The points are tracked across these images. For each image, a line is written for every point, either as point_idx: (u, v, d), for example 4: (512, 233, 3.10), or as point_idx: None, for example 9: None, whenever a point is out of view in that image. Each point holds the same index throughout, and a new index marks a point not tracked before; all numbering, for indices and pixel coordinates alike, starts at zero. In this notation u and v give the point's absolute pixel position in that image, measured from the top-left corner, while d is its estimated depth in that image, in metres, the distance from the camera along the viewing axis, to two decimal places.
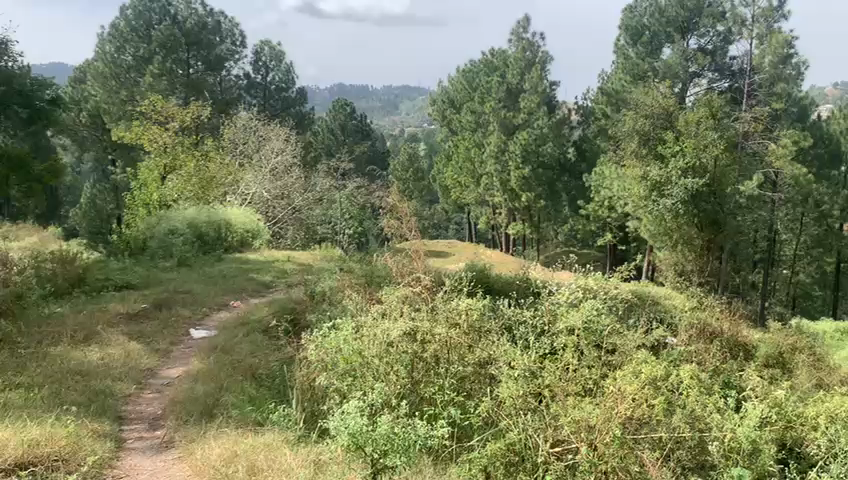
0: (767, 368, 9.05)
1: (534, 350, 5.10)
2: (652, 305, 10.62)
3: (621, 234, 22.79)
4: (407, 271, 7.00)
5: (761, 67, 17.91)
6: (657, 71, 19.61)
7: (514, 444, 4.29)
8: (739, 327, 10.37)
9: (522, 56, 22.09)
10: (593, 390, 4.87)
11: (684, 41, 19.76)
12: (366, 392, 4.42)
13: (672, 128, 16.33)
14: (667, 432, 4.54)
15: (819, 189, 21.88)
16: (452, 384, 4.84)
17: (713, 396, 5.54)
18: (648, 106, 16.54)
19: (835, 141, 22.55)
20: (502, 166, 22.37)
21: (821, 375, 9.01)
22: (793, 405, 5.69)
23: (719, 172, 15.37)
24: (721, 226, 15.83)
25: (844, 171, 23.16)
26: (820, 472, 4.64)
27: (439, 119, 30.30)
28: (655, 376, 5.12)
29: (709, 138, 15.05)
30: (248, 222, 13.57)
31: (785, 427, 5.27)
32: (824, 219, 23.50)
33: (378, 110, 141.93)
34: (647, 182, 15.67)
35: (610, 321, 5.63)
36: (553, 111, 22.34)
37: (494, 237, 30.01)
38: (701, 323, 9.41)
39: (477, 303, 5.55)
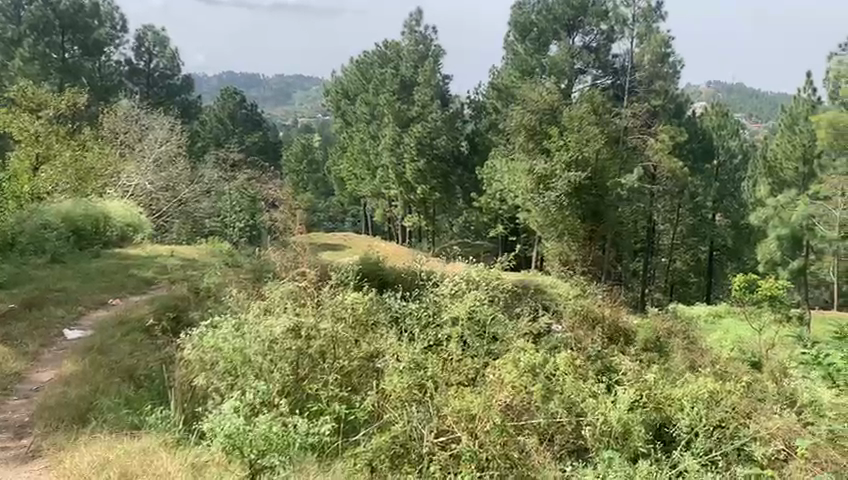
0: (646, 351, 9.53)
1: (419, 342, 5.10)
2: (538, 295, 10.97)
3: (513, 225, 23.36)
4: (293, 265, 6.86)
5: (642, 64, 19.07)
6: (545, 66, 20.22)
7: (398, 436, 4.30)
8: (620, 313, 10.85)
9: (415, 48, 22.27)
10: (474, 381, 4.95)
11: (569, 39, 20.28)
12: (246, 393, 4.34)
13: (558, 123, 16.92)
14: (543, 418, 4.73)
15: (694, 181, 23.21)
16: (336, 380, 4.78)
17: (589, 381, 5.76)
18: (534, 101, 17.09)
19: (708, 137, 24.04)
20: (396, 158, 22.41)
21: (696, 355, 9.55)
22: (663, 387, 5.97)
23: (600, 165, 16.10)
24: (602, 217, 16.67)
25: (716, 164, 24.72)
26: (683, 452, 4.98)
27: (333, 110, 29.98)
28: (534, 363, 5.25)
29: (591, 132, 15.75)
30: (128, 215, 13.10)
31: (655, 409, 5.55)
32: (699, 210, 24.99)
33: (271, 100, 138.92)
34: (534, 175, 16.13)
35: (493, 310, 5.71)
36: (446, 104, 22.59)
37: (390, 229, 30.05)
38: (584, 310, 9.81)
39: (364, 296, 5.46)
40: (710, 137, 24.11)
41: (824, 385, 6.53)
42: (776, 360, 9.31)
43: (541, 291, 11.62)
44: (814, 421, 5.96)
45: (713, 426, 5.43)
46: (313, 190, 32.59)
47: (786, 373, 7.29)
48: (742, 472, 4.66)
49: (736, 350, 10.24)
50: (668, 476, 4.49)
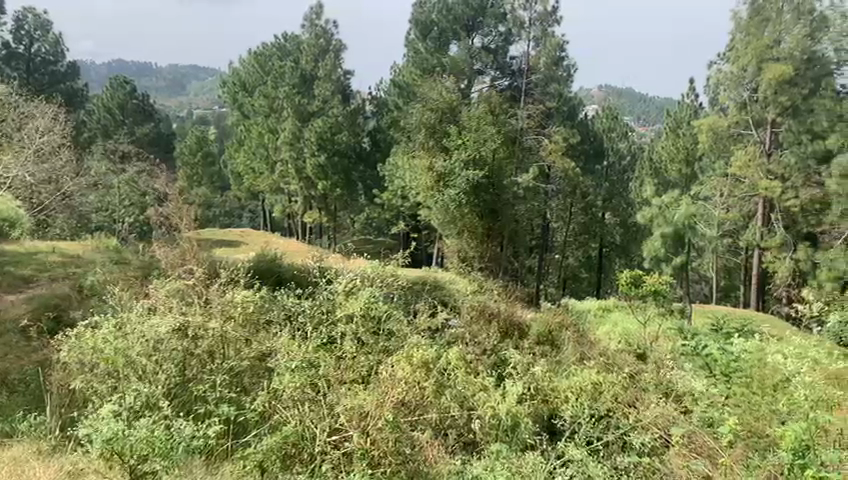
0: (539, 344, 9.83)
1: (311, 340, 4.99)
2: (436, 291, 11.14)
3: (413, 222, 23.46)
4: (179, 262, 6.65)
5: (536, 67, 19.44)
6: (445, 66, 20.50)
7: (289, 437, 4.25)
8: (515, 308, 11.10)
9: (316, 42, 22.01)
10: (366, 378, 4.93)
11: (469, 39, 20.79)
12: (126, 395, 4.15)
13: (457, 122, 17.12)
14: (436, 414, 4.80)
15: (586, 181, 24.17)
16: (225, 380, 4.67)
17: (480, 375, 5.85)
18: (435, 100, 17.33)
19: (598, 138, 25.09)
20: (297, 153, 22.06)
21: (586, 346, 9.93)
22: (551, 380, 6.13)
23: (497, 165, 16.41)
24: (499, 214, 16.96)
25: (606, 165, 25.79)
26: (569, 443, 5.16)
27: (230, 102, 29.15)
28: (428, 358, 5.27)
29: (488, 132, 16.04)
30: (4, 209, 12.27)
31: (542, 402, 5.78)
32: (591, 208, 26.01)
33: (164, 91, 133.50)
34: (434, 173, 16.27)
35: (388, 306, 5.67)
36: (347, 100, 22.34)
37: (289, 225, 29.59)
38: (481, 305, 10.07)
39: (254, 294, 5.35)
40: (600, 139, 25.13)
41: (702, 375, 6.89)
42: (659, 351, 9.80)
43: (440, 286, 11.74)
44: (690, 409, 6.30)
45: (595, 418, 5.70)
46: (210, 184, 31.47)
47: (666, 361, 7.66)
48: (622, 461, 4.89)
49: (623, 342, 10.69)
50: (552, 467, 4.63)
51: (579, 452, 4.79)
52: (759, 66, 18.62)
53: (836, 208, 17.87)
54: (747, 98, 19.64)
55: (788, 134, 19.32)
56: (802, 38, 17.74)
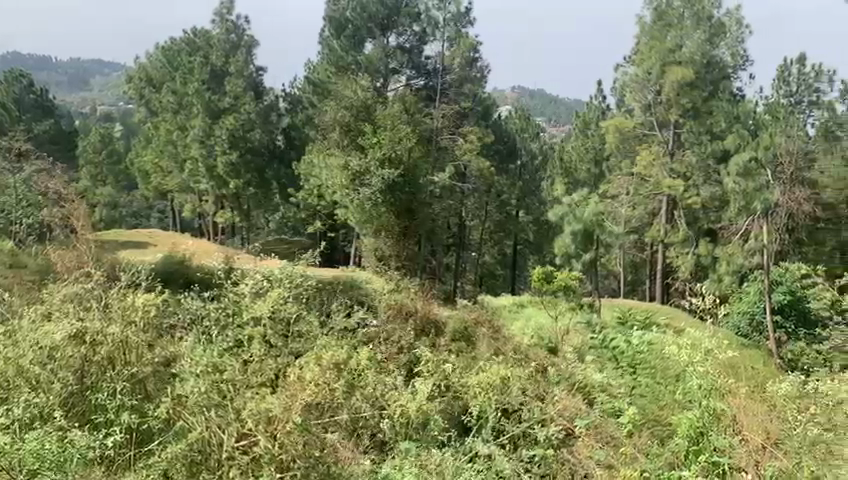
0: (455, 341, 9.95)
1: (216, 344, 4.84)
2: (352, 291, 11.13)
3: (331, 222, 23.27)
4: (75, 266, 6.39)
5: (452, 67, 20.26)
6: (359, 63, 20.18)
7: (194, 443, 4.12)
8: (433, 306, 11.16)
9: (227, 37, 21.57)
10: (274, 382, 4.84)
11: (384, 38, 20.34)
12: (16, 406, 3.96)
13: (371, 121, 17.10)
14: (347, 415, 4.79)
15: (500, 180, 24.65)
16: (126, 387, 4.48)
17: (390, 374, 5.85)
18: (348, 98, 17.28)
19: (512, 138, 25.27)
20: (208, 151, 21.44)
21: (501, 342, 10.07)
22: (460, 376, 6.16)
23: (412, 164, 16.41)
24: (415, 213, 16.98)
25: (519, 164, 26.30)
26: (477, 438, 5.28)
27: (136, 98, 27.99)
28: (338, 359, 5.23)
29: (402, 131, 16.06)
30: None
31: (453, 398, 5.84)
32: (505, 207, 26.58)
33: (65, 86, 127.19)
34: (349, 172, 16.05)
35: (297, 307, 5.57)
36: (259, 96, 22.06)
37: (201, 226, 28.83)
38: (398, 304, 10.16)
39: (157, 297, 5.19)
40: (513, 139, 25.29)
41: (611, 364, 7.09)
42: (570, 344, 10.14)
43: (357, 286, 11.67)
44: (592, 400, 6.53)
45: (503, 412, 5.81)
46: (116, 184, 30.28)
47: (577, 355, 7.86)
48: (526, 455, 5.10)
49: (536, 336, 10.94)
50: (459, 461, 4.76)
51: (487, 449, 4.91)
52: (663, 69, 19.37)
53: (734, 205, 18.77)
54: (651, 100, 20.44)
55: (689, 135, 20.32)
56: (700, 43, 18.76)
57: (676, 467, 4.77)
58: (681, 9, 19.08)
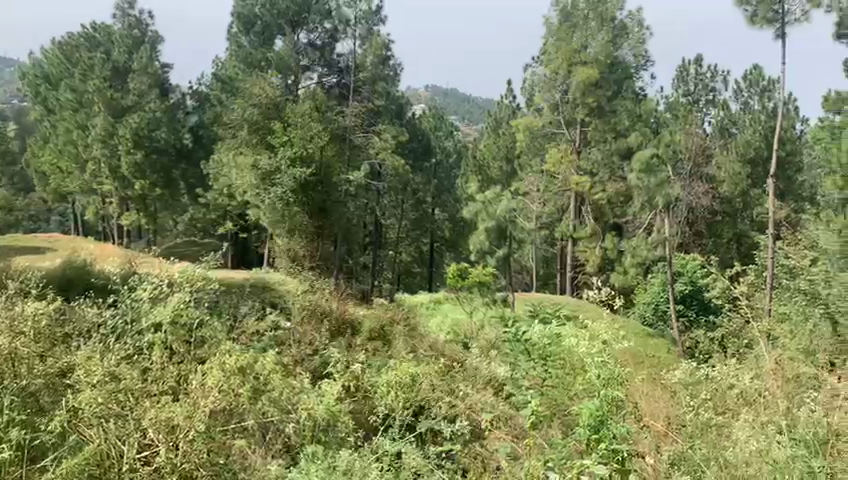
0: (371, 340, 9.87)
1: (114, 353, 4.66)
2: (264, 293, 10.92)
3: (243, 223, 22.76)
4: None
5: (365, 65, 20.79)
6: (269, 61, 19.69)
7: (91, 457, 3.89)
8: (348, 306, 11.07)
9: (130, 33, 21.12)
10: (176, 389, 4.72)
11: (294, 35, 19.76)
12: None
13: (281, 119, 16.84)
14: (254, 420, 4.71)
15: (415, 178, 24.77)
16: (17, 401, 4.24)
17: (297, 377, 5.77)
18: (257, 96, 16.98)
19: (426, 136, 25.45)
20: (111, 151, 20.52)
21: (417, 339, 10.09)
22: (370, 376, 6.16)
23: (325, 163, 16.16)
24: (329, 213, 16.69)
25: (434, 162, 26.52)
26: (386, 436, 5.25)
27: (31, 95, 26.59)
28: (243, 364, 5.14)
29: (313, 129, 15.73)
30: None
31: (362, 398, 5.83)
32: (421, 205, 26.75)
33: None
34: (258, 171, 15.81)
35: (200, 312, 5.45)
36: (165, 94, 21.61)
37: (105, 228, 27.68)
38: (312, 304, 10.02)
39: (49, 305, 4.95)
40: (428, 137, 25.48)
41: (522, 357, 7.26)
42: (485, 338, 10.32)
43: (270, 288, 11.45)
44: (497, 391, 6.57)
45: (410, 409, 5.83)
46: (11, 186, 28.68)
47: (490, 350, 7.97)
48: (434, 450, 5.10)
49: (451, 332, 11.01)
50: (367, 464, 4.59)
51: (395, 447, 4.86)
52: (570, 69, 19.92)
53: (637, 200, 19.27)
54: (559, 99, 20.98)
55: (594, 133, 20.91)
56: (605, 44, 19.39)
57: (579, 455, 4.90)
58: (586, 10, 19.64)
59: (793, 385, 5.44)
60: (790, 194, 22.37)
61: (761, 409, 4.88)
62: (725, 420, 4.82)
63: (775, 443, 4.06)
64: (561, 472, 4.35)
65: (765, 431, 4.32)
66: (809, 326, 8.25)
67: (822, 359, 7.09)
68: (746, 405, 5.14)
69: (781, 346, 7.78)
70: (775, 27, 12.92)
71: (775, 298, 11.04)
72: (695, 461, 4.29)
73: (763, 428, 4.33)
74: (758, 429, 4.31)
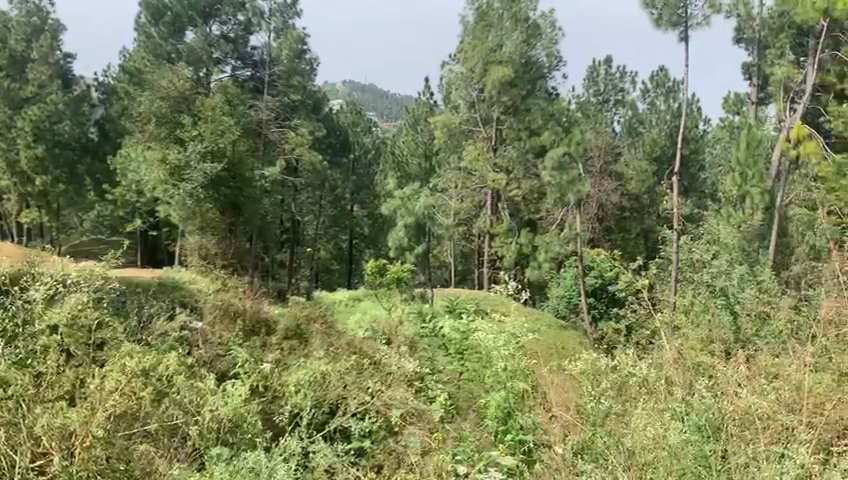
0: (286, 339, 9.69)
1: (5, 357, 4.43)
2: (175, 291, 10.58)
3: (153, 219, 22.01)
4: None
5: (279, 58, 19.85)
6: (181, 53, 19.31)
7: None
8: (262, 304, 10.87)
9: (28, 21, 20.22)
10: (73, 394, 4.53)
11: (206, 26, 19.48)
12: None
13: (191, 112, 16.39)
14: (156, 423, 4.56)
15: (333, 174, 24.62)
16: None
17: (203, 378, 5.63)
18: (164, 89, 16.47)
19: (343, 132, 25.32)
20: (9, 144, 19.43)
21: (335, 338, 9.92)
22: (279, 376, 6.05)
23: (237, 157, 15.66)
24: (242, 209, 16.31)
25: (352, 157, 26.56)
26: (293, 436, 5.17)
27: None
28: (145, 365, 4.97)
29: (225, 123, 15.37)
30: None
31: (271, 399, 5.72)
32: (339, 201, 26.66)
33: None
34: (167, 166, 15.03)
35: (99, 313, 5.24)
36: (68, 85, 21.19)
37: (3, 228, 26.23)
38: (225, 303, 9.80)
39: None
40: (345, 133, 25.35)
41: (439, 351, 7.28)
42: (404, 334, 10.36)
43: (180, 286, 11.05)
44: (410, 386, 6.60)
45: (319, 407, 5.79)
46: None
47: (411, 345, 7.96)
48: (342, 446, 5.04)
49: (369, 330, 10.93)
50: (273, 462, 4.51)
51: (301, 446, 4.78)
52: (485, 68, 20.26)
53: (550, 198, 19.72)
54: (475, 97, 21.34)
55: (509, 131, 21.33)
56: (519, 44, 19.69)
57: (487, 447, 4.96)
58: (501, 10, 19.69)
59: (690, 372, 5.68)
60: (693, 190, 23.38)
61: (658, 397, 5.08)
62: (624, 408, 4.98)
63: (671, 429, 4.22)
64: (469, 464, 4.41)
65: (663, 417, 4.48)
66: (708, 315, 8.61)
67: (717, 346, 7.42)
68: (647, 393, 5.32)
69: (682, 335, 8.08)
70: (678, 30, 13.47)
71: (678, 290, 11.48)
72: (598, 449, 4.42)
73: (660, 415, 4.50)
74: (654, 416, 4.48)
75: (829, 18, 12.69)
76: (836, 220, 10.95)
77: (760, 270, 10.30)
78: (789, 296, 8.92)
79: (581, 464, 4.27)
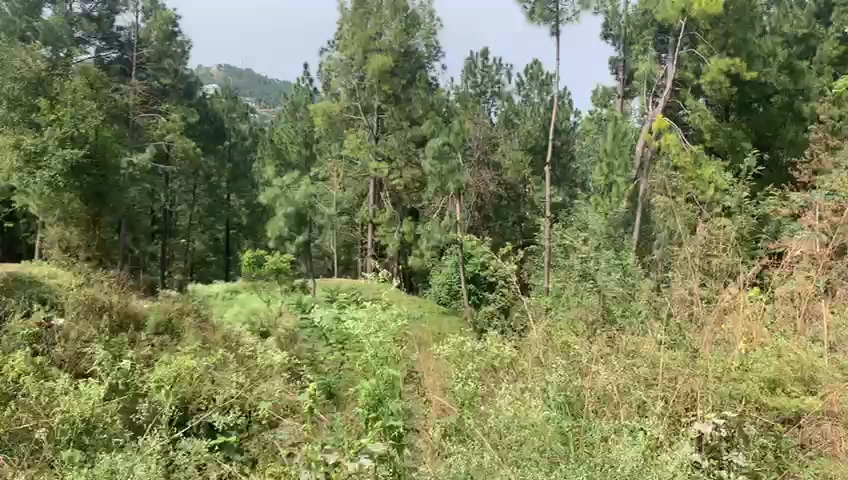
0: (155, 335, 9.22)
1: None
2: (31, 286, 9.82)
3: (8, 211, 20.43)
4: None
5: (148, 40, 19.45)
6: (36, 30, 17.74)
7: None
8: (129, 298, 10.26)
9: None
10: None
11: (66, 4, 18.38)
12: None
13: (48, 96, 15.39)
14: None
15: (207, 161, 23.82)
16: None
17: (54, 378, 5.33)
18: (17, 69, 15.31)
19: (218, 118, 24.54)
20: None
21: (209, 333, 9.53)
22: (140, 373, 5.77)
23: (100, 143, 14.83)
24: (106, 199, 15.28)
25: (227, 145, 25.81)
26: (154, 433, 4.95)
27: None
28: None
29: (87, 108, 14.73)
30: None
31: (133, 397, 5.47)
32: (215, 190, 25.90)
33: None
34: (20, 151, 13.67)
35: None
36: None
37: None
38: (88, 298, 9.22)
39: None
40: (220, 119, 24.53)
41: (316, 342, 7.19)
42: (282, 326, 10.14)
43: (36, 281, 10.28)
44: (284, 377, 6.51)
45: (183, 403, 5.61)
46: None
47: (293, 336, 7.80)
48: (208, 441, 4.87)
49: (247, 323, 10.64)
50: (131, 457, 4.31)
51: (162, 444, 4.57)
52: (365, 56, 20.21)
53: (430, 187, 19.94)
54: (355, 85, 21.18)
55: (390, 120, 21.38)
56: (399, 33, 19.80)
57: (357, 434, 4.98)
58: None
59: (557, 353, 5.90)
60: (566, 180, 24.34)
61: (522, 378, 5.27)
62: (488, 390, 5.12)
63: (532, 408, 4.41)
64: (340, 451, 4.41)
65: (527, 399, 4.65)
66: (577, 300, 8.96)
67: (585, 328, 7.72)
68: (511, 374, 5.47)
69: (553, 318, 8.38)
70: (550, 25, 13.92)
71: (550, 276, 11.87)
72: (465, 430, 4.54)
73: (521, 394, 4.72)
74: (518, 397, 4.64)
75: (686, 18, 13.52)
76: (693, 206, 11.68)
77: (625, 255, 10.80)
78: (649, 278, 9.46)
79: (448, 447, 4.38)
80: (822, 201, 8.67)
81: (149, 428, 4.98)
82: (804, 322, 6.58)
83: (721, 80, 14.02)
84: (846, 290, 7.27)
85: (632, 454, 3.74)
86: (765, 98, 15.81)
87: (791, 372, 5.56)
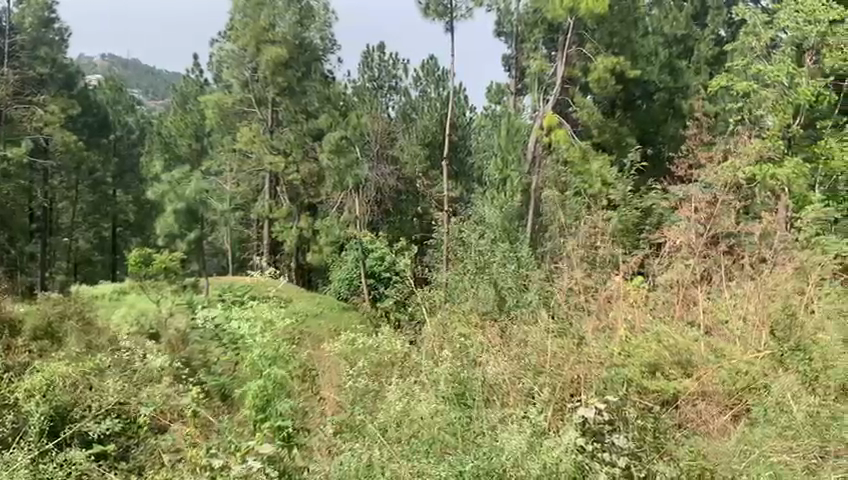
0: (33, 341, 8.66)
1: None
2: None
3: None
4: None
5: (22, 26, 18.45)
6: None
7: None
8: (4, 302, 9.58)
9: None
10: None
11: None
12: None
13: None
14: None
15: (91, 155, 22.59)
16: None
17: None
18: None
19: (101, 110, 23.33)
20: None
21: (93, 336, 9.04)
22: (9, 382, 5.42)
23: None
24: None
25: (112, 138, 24.61)
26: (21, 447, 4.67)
27: None
28: None
29: None
30: None
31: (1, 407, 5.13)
32: (99, 186, 24.63)
33: None
34: None
35: None
36: None
37: None
38: None
39: None
40: (103, 111, 23.34)
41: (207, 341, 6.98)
42: (172, 327, 9.75)
43: None
44: (171, 381, 6.29)
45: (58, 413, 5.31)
46: None
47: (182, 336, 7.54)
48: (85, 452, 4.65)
49: (135, 325, 10.18)
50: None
51: (31, 458, 4.32)
52: (258, 47, 19.68)
53: (329, 181, 19.77)
54: (248, 77, 20.62)
55: (285, 114, 21.03)
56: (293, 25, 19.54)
57: (245, 436, 4.90)
58: None
59: (450, 343, 5.98)
60: (463, 174, 24.73)
61: (413, 372, 5.32)
62: (380, 385, 5.14)
63: (420, 402, 4.48)
64: (226, 454, 4.33)
65: (415, 393, 4.71)
66: (472, 292, 9.12)
67: (479, 319, 7.87)
68: (402, 369, 5.51)
69: (450, 310, 8.50)
70: (445, 20, 14.03)
71: (448, 269, 12.00)
72: (355, 425, 4.56)
73: (412, 388, 4.78)
74: (408, 393, 4.70)
75: (574, 17, 13.93)
76: (580, 200, 12.25)
77: (520, 247, 11.06)
78: (541, 269, 9.74)
79: (338, 444, 4.38)
80: (697, 194, 9.26)
81: (17, 442, 4.68)
82: (682, 308, 6.96)
83: (607, 77, 14.60)
84: (719, 276, 7.76)
85: (516, 441, 3.87)
86: (648, 96, 16.60)
87: (668, 356, 5.87)
